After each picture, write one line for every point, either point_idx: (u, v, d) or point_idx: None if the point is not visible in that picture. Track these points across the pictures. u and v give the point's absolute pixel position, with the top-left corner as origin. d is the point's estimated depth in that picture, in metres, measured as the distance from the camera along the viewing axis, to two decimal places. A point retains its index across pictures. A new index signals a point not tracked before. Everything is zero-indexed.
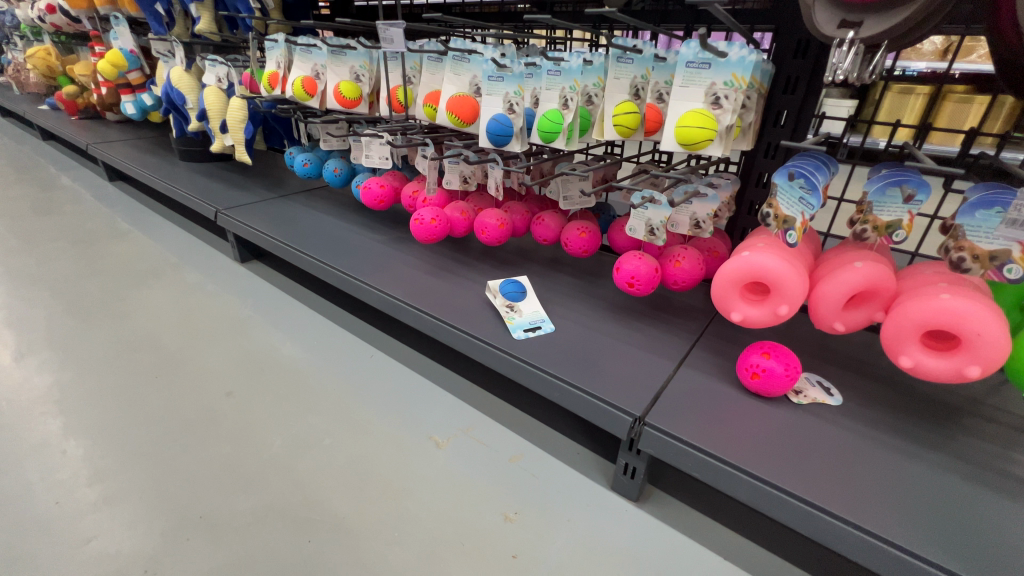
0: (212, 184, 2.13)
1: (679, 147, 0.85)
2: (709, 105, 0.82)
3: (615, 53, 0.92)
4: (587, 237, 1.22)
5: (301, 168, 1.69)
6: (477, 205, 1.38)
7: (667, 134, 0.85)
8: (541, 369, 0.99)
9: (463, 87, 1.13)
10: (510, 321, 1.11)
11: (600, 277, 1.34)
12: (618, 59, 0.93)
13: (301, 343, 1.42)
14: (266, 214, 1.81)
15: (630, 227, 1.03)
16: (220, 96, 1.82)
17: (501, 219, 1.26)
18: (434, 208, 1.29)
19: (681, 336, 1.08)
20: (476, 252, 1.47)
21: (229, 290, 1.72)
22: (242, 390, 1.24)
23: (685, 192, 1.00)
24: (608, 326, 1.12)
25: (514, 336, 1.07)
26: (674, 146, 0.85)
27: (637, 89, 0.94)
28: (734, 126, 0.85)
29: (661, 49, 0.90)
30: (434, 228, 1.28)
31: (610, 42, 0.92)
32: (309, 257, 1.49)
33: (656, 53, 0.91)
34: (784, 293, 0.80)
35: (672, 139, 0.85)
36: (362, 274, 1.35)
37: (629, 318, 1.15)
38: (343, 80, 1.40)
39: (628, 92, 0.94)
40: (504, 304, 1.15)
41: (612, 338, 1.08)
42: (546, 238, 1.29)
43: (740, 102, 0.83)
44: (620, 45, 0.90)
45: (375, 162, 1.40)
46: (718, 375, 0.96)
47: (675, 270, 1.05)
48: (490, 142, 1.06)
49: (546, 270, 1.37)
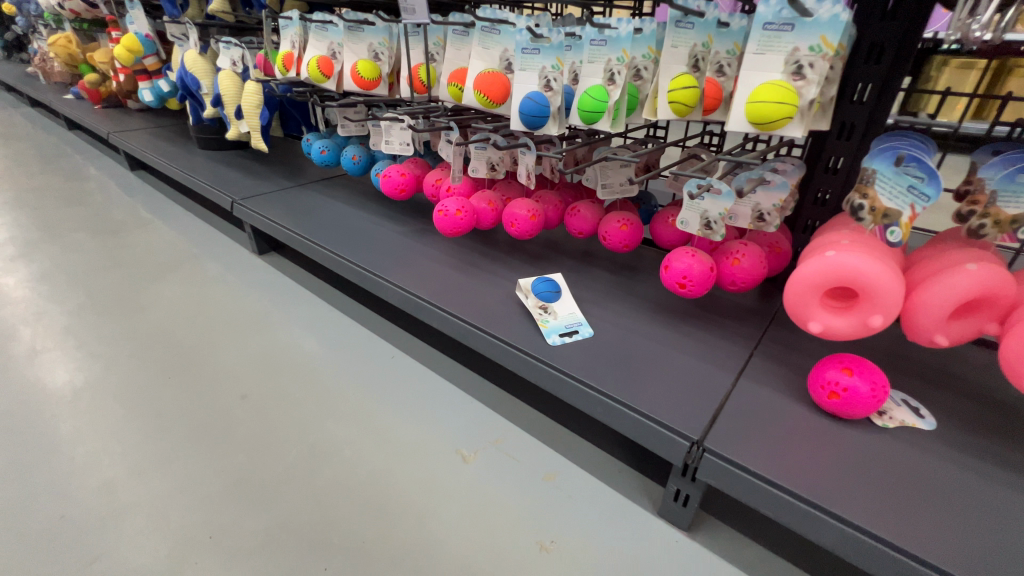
0: (229, 173, 2.07)
1: (749, 127, 0.72)
2: (789, 76, 0.69)
3: (673, 16, 0.79)
4: (629, 230, 1.10)
5: (318, 155, 1.61)
6: (505, 193, 1.26)
7: (737, 111, 0.72)
8: (581, 381, 0.88)
9: (493, 63, 1.01)
10: (545, 323, 1.00)
11: (640, 275, 1.22)
12: (675, 24, 0.80)
13: (319, 342, 1.34)
14: (283, 205, 1.74)
15: (681, 219, 0.91)
16: (234, 80, 1.73)
17: (533, 210, 1.15)
18: (459, 198, 1.19)
19: (737, 342, 0.96)
20: (503, 245, 1.36)
21: (247, 283, 1.66)
22: (258, 394, 1.17)
23: (745, 179, 0.87)
24: (653, 330, 1.01)
25: (549, 342, 0.96)
26: (745, 126, 0.72)
27: (696, 60, 0.81)
28: (816, 102, 0.71)
29: (725, 13, 0.78)
30: (459, 220, 1.17)
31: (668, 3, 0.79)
32: (326, 252, 1.41)
33: (719, 16, 0.79)
34: (878, 301, 0.67)
35: (742, 117, 0.72)
36: (382, 270, 1.26)
37: (676, 321, 1.03)
38: (361, 59, 1.29)
39: (686, 63, 0.81)
40: (537, 304, 1.04)
41: (659, 345, 0.96)
42: (581, 231, 1.18)
43: (827, 71, 0.70)
44: (680, 6, 0.77)
45: (395, 148, 1.33)
46: (785, 390, 0.84)
47: (733, 268, 0.92)
48: (523, 124, 0.93)
49: (580, 266, 1.26)
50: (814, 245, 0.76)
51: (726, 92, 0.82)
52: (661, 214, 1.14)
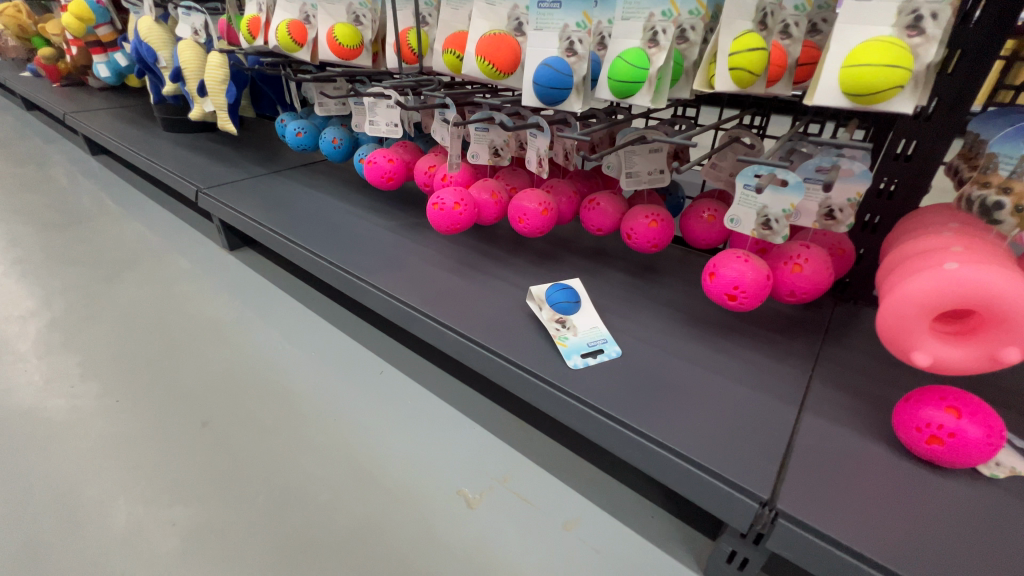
0: (196, 158, 1.86)
1: (844, 101, 0.55)
2: (902, 31, 0.52)
3: None
4: (659, 227, 0.93)
5: (293, 138, 1.42)
6: (510, 182, 1.09)
7: (825, 79, 0.56)
8: (613, 418, 0.72)
9: (500, 24, 0.83)
10: (563, 342, 0.83)
11: (666, 278, 1.06)
12: None
13: (297, 355, 1.17)
14: (255, 195, 1.54)
15: (731, 216, 0.75)
16: (196, 51, 1.52)
17: (545, 203, 0.98)
18: (457, 189, 1.01)
19: (790, 363, 0.81)
20: (507, 243, 1.19)
21: (215, 284, 1.47)
22: (224, 422, 1.00)
23: (814, 168, 0.70)
24: (691, 348, 0.85)
25: (570, 366, 0.80)
26: (837, 100, 0.56)
27: (764, 15, 0.65)
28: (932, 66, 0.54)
29: None
30: (458, 216, 1.00)
31: None
32: (304, 251, 1.22)
33: None
34: (1016, 330, 0.51)
35: (834, 88, 0.55)
36: (369, 273, 1.08)
37: (715, 337, 0.88)
38: (338, 23, 1.10)
39: (751, 19, 0.65)
40: (552, 317, 0.87)
41: (700, 368, 0.81)
42: (601, 227, 1.01)
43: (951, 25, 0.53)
44: None
45: (382, 130, 1.17)
46: (858, 427, 0.70)
47: (794, 276, 0.76)
48: (537, 97, 0.76)
49: (596, 268, 1.10)
50: (908, 261, 0.62)
51: (792, 58, 0.68)
52: (694, 208, 0.98)
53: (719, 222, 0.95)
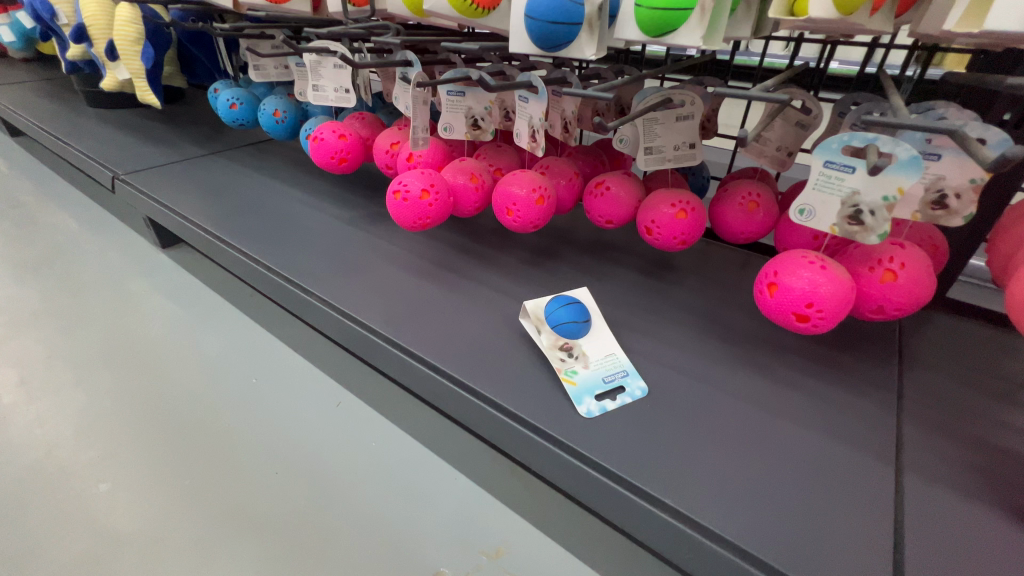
0: (121, 137, 1.57)
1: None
2: None
3: None
4: (689, 217, 0.72)
5: (227, 111, 1.16)
6: (493, 162, 0.86)
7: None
8: (646, 496, 0.52)
9: None
10: (569, 380, 0.63)
11: (690, 280, 0.86)
12: None
13: (241, 389, 0.97)
14: (186, 180, 1.28)
15: (801, 205, 0.55)
16: (101, 3, 1.22)
17: (539, 188, 0.76)
18: (424, 171, 0.78)
19: (865, 399, 0.62)
20: (493, 239, 0.97)
21: (143, 292, 1.23)
22: (146, 486, 0.81)
23: (922, 138, 0.50)
24: (736, 379, 0.66)
25: (581, 413, 0.60)
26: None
27: None
28: None
29: None
30: (428, 208, 0.77)
31: None
32: (239, 253, 0.99)
33: None
34: None
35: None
36: (318, 284, 0.85)
37: (763, 362, 0.68)
38: None
39: None
40: (554, 342, 0.66)
41: (753, 408, 0.61)
42: (612, 218, 0.79)
43: None
44: None
45: (329, 98, 0.94)
46: (975, 496, 0.51)
47: (885, 289, 0.55)
48: (532, 43, 0.53)
49: (603, 268, 0.89)
50: None
51: None
52: (729, 192, 0.77)
53: (763, 209, 0.74)
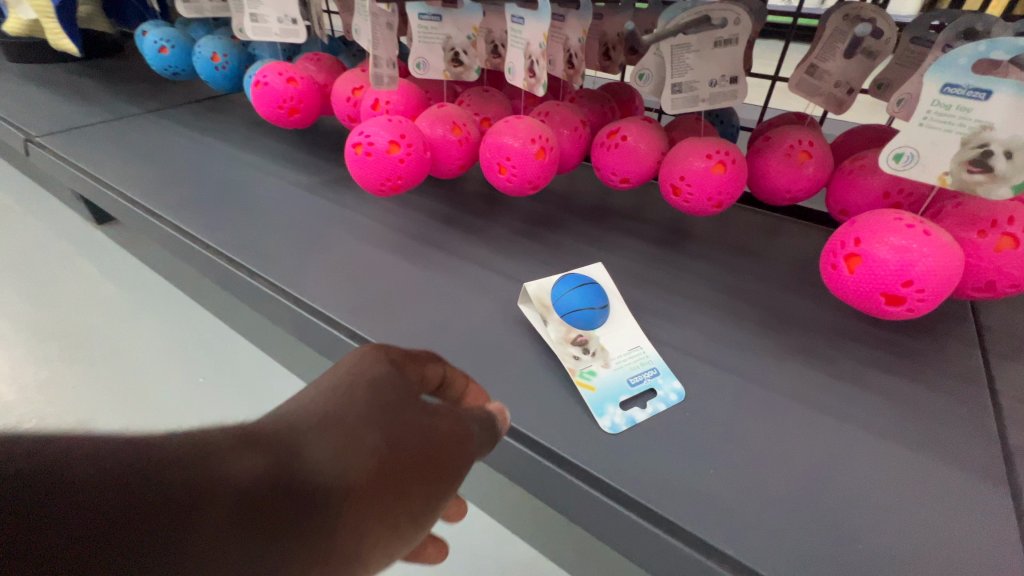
0: (42, 95, 1.34)
1: None
2: None
3: None
4: (728, 171, 0.58)
5: (155, 57, 0.97)
6: (479, 109, 0.70)
7: None
8: (697, 544, 0.40)
9: None
10: (586, 385, 0.50)
11: (718, 252, 0.72)
12: None
13: (191, 397, 0.85)
14: (113, 143, 1.08)
15: (899, 148, 0.41)
16: None
17: (539, 138, 0.60)
18: (393, 119, 0.61)
19: (948, 398, 0.50)
20: (481, 207, 0.82)
21: (74, 278, 1.06)
22: None
23: None
24: (788, 377, 0.53)
25: (604, 428, 0.47)
26: None
27: None
28: None
29: None
30: (397, 164, 0.60)
31: None
32: (175, 229, 0.82)
33: None
34: None
35: None
36: (268, 265, 0.70)
37: (819, 354, 0.55)
38: None
39: None
40: (565, 334, 0.54)
41: (815, 414, 0.49)
42: (628, 176, 0.64)
43: None
44: None
45: (272, 32, 0.75)
46: None
47: (997, 259, 0.42)
48: None
49: (613, 239, 0.75)
50: None
51: None
52: (773, 142, 0.62)
53: (815, 162, 0.60)
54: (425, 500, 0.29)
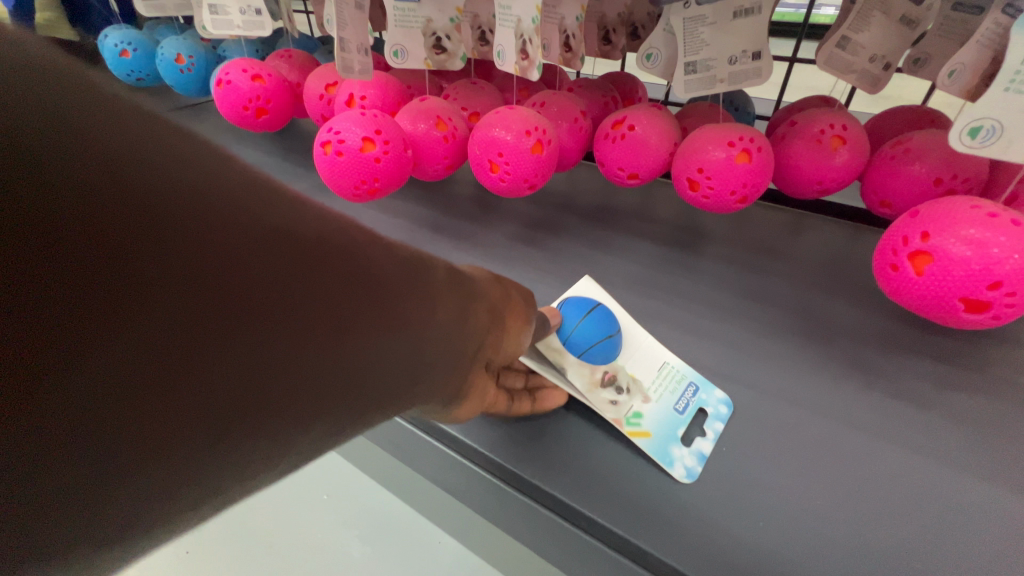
0: None
1: None
2: None
3: None
4: (754, 161, 0.50)
5: (116, 60, 0.89)
6: (465, 101, 0.62)
7: None
8: None
9: None
10: (639, 433, 0.41)
11: (738, 253, 0.65)
12: None
13: None
14: None
15: (973, 126, 0.34)
16: None
17: (535, 130, 0.52)
18: (367, 113, 0.54)
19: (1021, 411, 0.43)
20: (472, 211, 0.75)
21: None
22: None
23: None
24: (833, 394, 0.45)
25: (683, 479, 0.38)
26: None
27: None
28: None
29: None
30: (375, 165, 0.53)
31: None
32: None
33: None
34: None
35: None
36: None
37: (865, 364, 0.48)
38: None
39: None
40: (589, 376, 0.45)
41: (870, 438, 0.41)
42: (637, 172, 0.57)
43: None
44: None
45: (235, 26, 0.68)
46: None
47: None
48: None
49: (618, 241, 0.68)
50: None
51: None
52: (799, 129, 0.55)
53: (850, 149, 0.53)
54: (514, 293, 0.36)
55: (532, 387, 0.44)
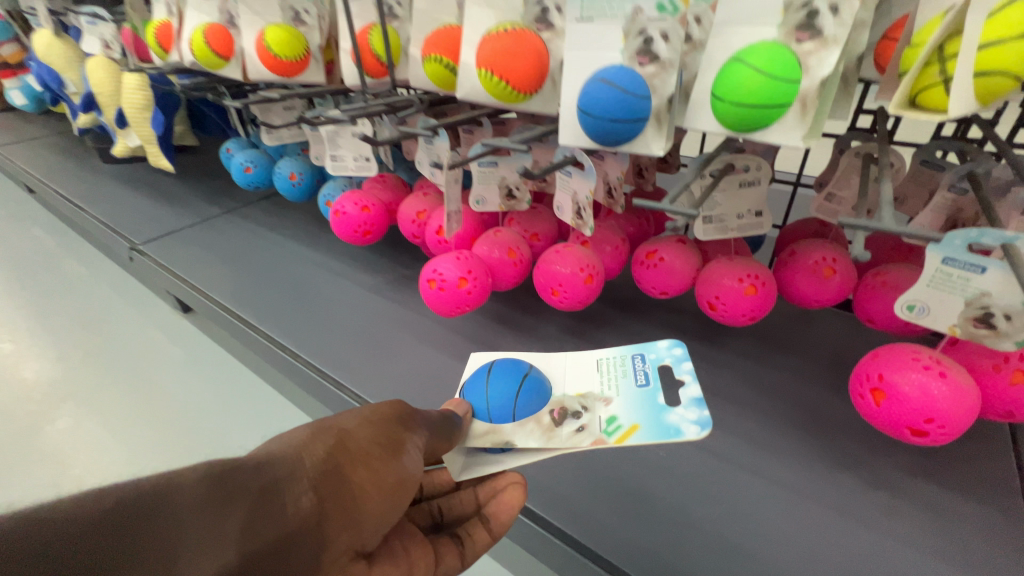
0: (135, 197, 1.52)
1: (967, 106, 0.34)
2: None
3: None
4: (759, 293, 0.64)
5: (241, 175, 1.12)
6: (529, 228, 0.79)
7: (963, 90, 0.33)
8: None
9: (514, 14, 0.51)
10: (630, 430, 0.50)
11: (757, 347, 0.78)
12: None
13: None
14: (203, 247, 1.23)
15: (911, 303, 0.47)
16: (109, 70, 1.21)
17: (587, 267, 0.69)
18: (459, 254, 0.71)
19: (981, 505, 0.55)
20: (530, 305, 0.91)
21: (180, 374, 1.23)
22: None
23: None
24: (827, 484, 0.58)
25: (699, 433, 0.48)
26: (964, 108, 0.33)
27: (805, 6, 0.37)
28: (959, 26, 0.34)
29: None
30: (466, 294, 0.70)
31: None
32: (266, 337, 0.94)
33: None
34: None
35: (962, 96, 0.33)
36: (352, 376, 0.80)
37: (856, 457, 0.60)
38: (271, 24, 0.75)
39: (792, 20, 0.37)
40: (541, 423, 0.53)
41: (854, 525, 0.54)
42: (667, 290, 0.72)
43: None
44: None
45: (349, 167, 0.88)
46: None
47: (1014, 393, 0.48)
48: (586, 135, 0.46)
49: (654, 334, 0.82)
50: None
51: None
52: (798, 258, 0.69)
53: (840, 277, 0.67)
54: (374, 441, 0.40)
55: (482, 501, 0.56)
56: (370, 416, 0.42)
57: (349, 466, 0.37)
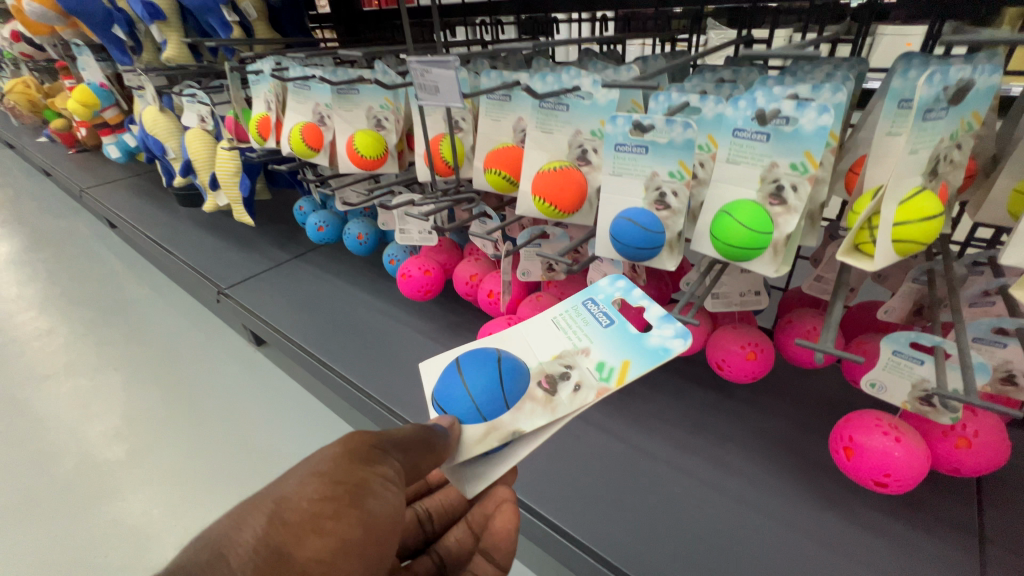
0: (214, 241, 1.74)
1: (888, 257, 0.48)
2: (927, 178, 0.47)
3: (925, 106, 0.42)
4: (759, 358, 0.78)
5: (316, 233, 1.31)
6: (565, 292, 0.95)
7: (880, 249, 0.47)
8: None
9: (561, 152, 0.68)
10: (624, 367, 0.52)
11: (761, 397, 0.91)
12: (923, 115, 0.43)
13: None
14: (279, 291, 1.43)
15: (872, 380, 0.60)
16: (205, 141, 1.43)
17: None
18: (509, 319, 0.87)
19: (943, 541, 0.67)
20: None
21: (257, 402, 1.42)
22: None
23: (990, 328, 0.57)
24: (815, 520, 0.71)
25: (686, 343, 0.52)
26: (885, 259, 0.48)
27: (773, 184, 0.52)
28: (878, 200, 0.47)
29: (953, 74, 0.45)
30: None
31: (919, 79, 0.41)
32: (342, 377, 1.12)
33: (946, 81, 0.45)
34: None
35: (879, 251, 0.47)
36: (419, 416, 0.97)
37: (842, 498, 0.73)
38: (359, 130, 0.94)
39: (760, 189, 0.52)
40: (538, 399, 0.53)
41: (836, 555, 0.67)
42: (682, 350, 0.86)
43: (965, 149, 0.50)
44: (933, 86, 0.41)
45: (413, 238, 1.03)
46: None
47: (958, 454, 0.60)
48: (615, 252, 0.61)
49: (674, 383, 0.96)
50: None
51: (954, 188, 0.52)
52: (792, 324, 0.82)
53: None
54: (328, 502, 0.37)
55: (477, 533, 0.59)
56: (320, 472, 0.39)
57: (292, 542, 0.35)
